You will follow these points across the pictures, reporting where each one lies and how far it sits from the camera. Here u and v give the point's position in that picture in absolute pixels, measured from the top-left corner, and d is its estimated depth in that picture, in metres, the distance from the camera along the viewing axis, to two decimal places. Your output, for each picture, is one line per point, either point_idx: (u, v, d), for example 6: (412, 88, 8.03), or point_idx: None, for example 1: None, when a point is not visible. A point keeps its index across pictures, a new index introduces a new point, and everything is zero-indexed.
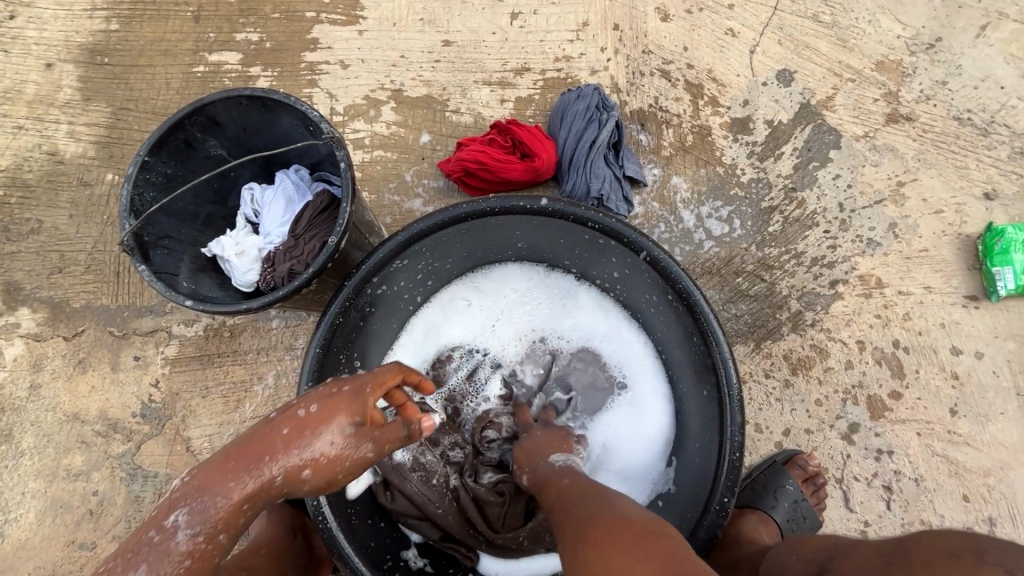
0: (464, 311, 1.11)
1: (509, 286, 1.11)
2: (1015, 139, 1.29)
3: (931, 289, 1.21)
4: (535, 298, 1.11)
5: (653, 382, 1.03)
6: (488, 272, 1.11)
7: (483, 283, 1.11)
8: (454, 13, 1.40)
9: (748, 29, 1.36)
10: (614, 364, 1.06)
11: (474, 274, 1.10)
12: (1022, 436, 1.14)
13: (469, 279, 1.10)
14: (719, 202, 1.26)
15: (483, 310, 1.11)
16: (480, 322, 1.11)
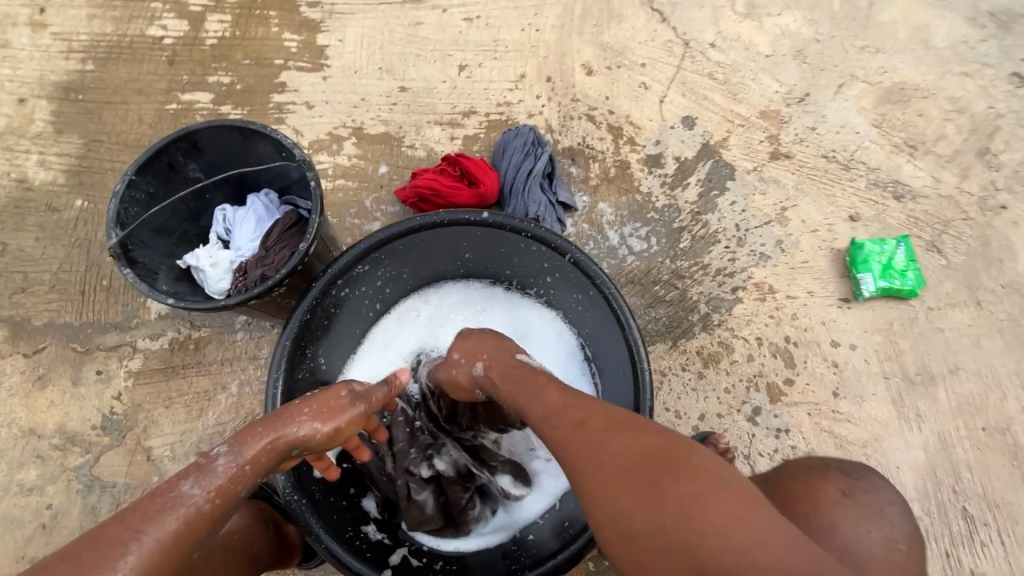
0: (416, 321, 1.24)
1: (456, 298, 1.26)
2: (871, 173, 1.59)
3: (812, 294, 1.46)
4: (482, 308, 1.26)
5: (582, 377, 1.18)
6: (439, 286, 1.26)
7: (433, 297, 1.26)
8: (409, 64, 1.61)
9: (657, 83, 1.63)
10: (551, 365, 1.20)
11: (427, 288, 1.25)
12: (891, 413, 1.37)
13: (421, 292, 1.25)
14: (638, 224, 1.49)
15: (433, 321, 1.24)
16: (431, 330, 1.24)
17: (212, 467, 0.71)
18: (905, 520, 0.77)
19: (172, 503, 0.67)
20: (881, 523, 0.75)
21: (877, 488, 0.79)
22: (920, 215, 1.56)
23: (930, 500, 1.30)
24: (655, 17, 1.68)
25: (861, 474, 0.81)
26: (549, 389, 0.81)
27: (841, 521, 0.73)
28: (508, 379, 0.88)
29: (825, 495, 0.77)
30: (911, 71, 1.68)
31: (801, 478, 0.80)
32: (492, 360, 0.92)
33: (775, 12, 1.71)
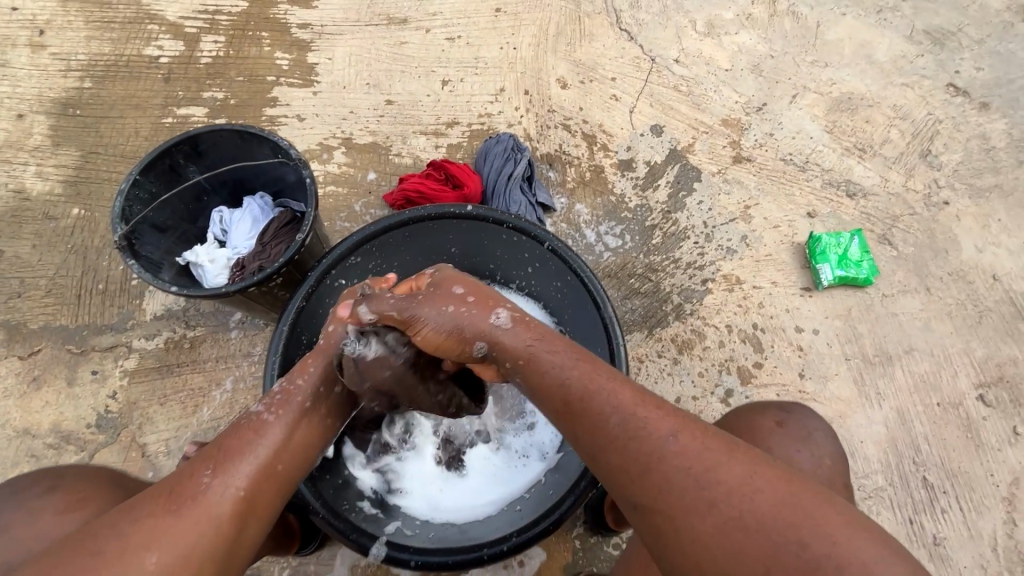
0: None
1: None
2: (825, 174, 1.72)
3: (776, 284, 1.56)
4: None
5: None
6: None
7: None
8: (395, 80, 1.71)
9: (627, 95, 1.75)
10: None
11: None
12: (853, 391, 1.47)
13: None
14: (613, 222, 1.59)
15: None
16: None
17: (277, 397, 0.87)
18: (833, 443, 0.97)
19: (253, 428, 0.82)
20: (810, 445, 0.95)
21: (810, 418, 0.99)
22: (872, 211, 1.69)
23: (893, 471, 1.40)
24: (623, 36, 1.82)
25: (796, 409, 1.01)
26: (624, 389, 0.78)
27: (774, 445, 0.93)
28: (551, 347, 0.83)
29: (762, 426, 0.97)
30: (857, 83, 1.84)
31: (744, 416, 1.00)
32: (515, 312, 0.88)
33: (732, 31, 1.87)
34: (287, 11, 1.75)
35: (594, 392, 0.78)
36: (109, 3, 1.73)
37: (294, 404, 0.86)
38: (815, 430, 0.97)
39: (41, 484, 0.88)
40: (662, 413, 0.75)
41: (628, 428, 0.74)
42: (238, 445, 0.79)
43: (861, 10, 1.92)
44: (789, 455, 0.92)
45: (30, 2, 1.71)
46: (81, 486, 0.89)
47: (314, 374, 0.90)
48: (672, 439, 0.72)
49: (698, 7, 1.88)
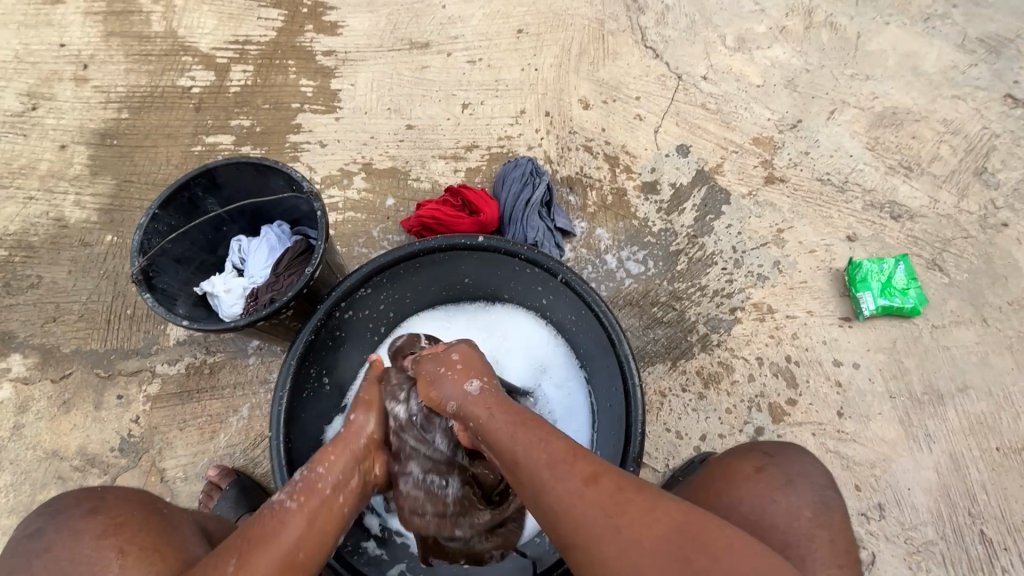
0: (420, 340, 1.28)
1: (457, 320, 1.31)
2: (867, 195, 1.61)
3: (812, 313, 1.46)
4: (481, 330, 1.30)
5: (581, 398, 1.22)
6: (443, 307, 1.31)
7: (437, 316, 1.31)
8: (415, 104, 1.71)
9: (652, 114, 1.69)
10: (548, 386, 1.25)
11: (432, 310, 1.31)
12: (899, 432, 1.36)
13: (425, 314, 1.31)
14: (635, 248, 1.53)
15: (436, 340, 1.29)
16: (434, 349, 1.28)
17: (299, 483, 0.82)
18: (815, 492, 0.87)
19: (275, 518, 0.78)
20: (789, 493, 0.86)
21: (793, 463, 0.91)
22: (919, 234, 1.56)
23: (945, 523, 1.28)
24: (648, 54, 1.76)
25: (781, 452, 0.93)
26: (553, 440, 0.79)
27: (745, 495, 0.86)
28: (498, 409, 0.84)
29: (738, 472, 0.89)
30: (903, 96, 1.73)
31: (723, 460, 0.93)
32: (488, 385, 0.89)
33: (765, 45, 1.79)
34: (313, 39, 1.78)
35: (524, 445, 0.78)
36: (147, 37, 1.80)
37: (318, 493, 0.82)
38: (798, 476, 0.88)
39: (81, 505, 0.84)
40: (581, 463, 0.76)
41: (549, 476, 0.75)
42: (260, 537, 0.75)
43: (906, 18, 1.81)
44: (762, 506, 0.85)
45: (76, 37, 1.80)
46: (119, 510, 0.84)
47: (341, 462, 0.86)
48: (580, 483, 0.73)
49: (729, 21, 1.81)
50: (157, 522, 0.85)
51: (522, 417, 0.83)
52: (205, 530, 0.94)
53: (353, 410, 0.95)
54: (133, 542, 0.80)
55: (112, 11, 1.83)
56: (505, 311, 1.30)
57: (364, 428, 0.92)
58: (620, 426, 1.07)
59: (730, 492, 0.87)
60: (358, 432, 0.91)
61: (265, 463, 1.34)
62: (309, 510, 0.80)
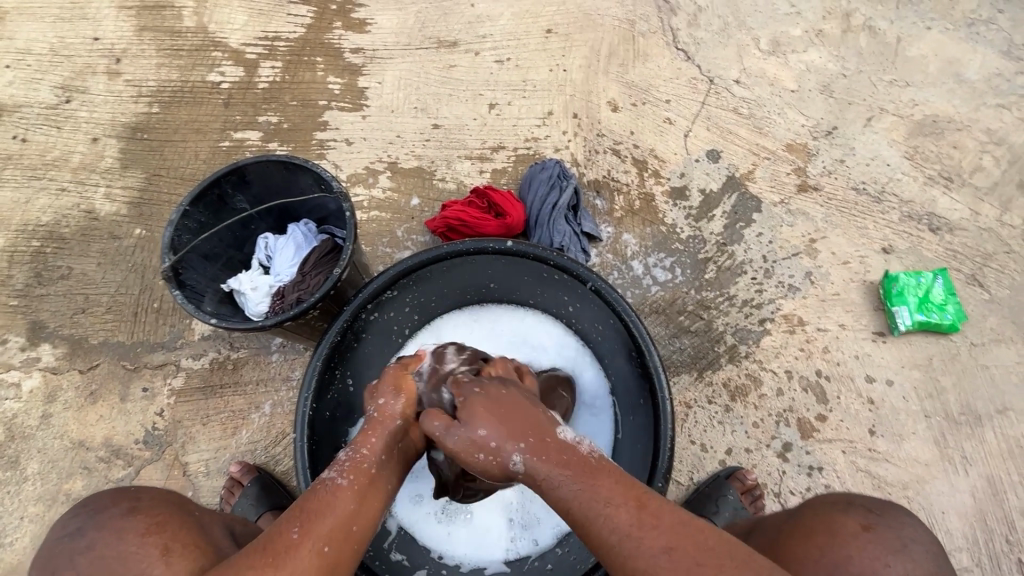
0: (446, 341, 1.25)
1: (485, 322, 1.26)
2: (904, 205, 1.56)
3: (845, 327, 1.42)
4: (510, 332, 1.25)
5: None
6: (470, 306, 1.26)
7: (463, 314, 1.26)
8: (442, 104, 1.70)
9: (682, 118, 1.66)
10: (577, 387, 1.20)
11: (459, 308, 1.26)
12: (933, 453, 1.32)
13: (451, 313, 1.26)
14: (663, 254, 1.50)
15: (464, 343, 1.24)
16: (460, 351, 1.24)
17: (346, 462, 0.79)
18: (931, 558, 0.81)
19: (326, 493, 0.76)
20: (903, 558, 0.80)
21: (904, 525, 0.84)
22: (959, 248, 1.51)
23: (981, 549, 1.25)
24: (679, 56, 1.73)
25: (888, 511, 0.87)
26: (615, 505, 0.71)
27: (855, 553, 0.80)
28: (550, 467, 0.75)
29: (845, 528, 0.84)
30: (944, 104, 1.67)
31: (827, 514, 0.87)
32: (529, 449, 0.76)
33: (800, 49, 1.74)
34: (341, 36, 1.77)
35: (586, 508, 0.71)
36: (179, 32, 1.81)
37: (367, 465, 0.79)
38: (910, 541, 0.82)
39: (119, 506, 0.82)
40: (654, 530, 0.68)
41: (620, 547, 0.68)
42: (318, 507, 0.74)
43: (949, 23, 1.74)
44: (874, 570, 0.78)
45: (109, 31, 1.82)
46: (157, 511, 0.83)
47: (382, 442, 0.82)
48: (657, 554, 0.67)
49: (763, 23, 1.77)
50: (194, 525, 0.84)
51: (581, 471, 0.74)
52: (236, 535, 0.94)
53: (378, 393, 0.87)
54: (176, 540, 0.79)
55: (144, 6, 1.85)
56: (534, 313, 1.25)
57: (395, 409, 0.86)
58: (648, 438, 1.05)
59: (836, 547, 0.82)
60: (389, 416, 0.85)
61: (286, 461, 1.35)
62: (360, 487, 0.77)
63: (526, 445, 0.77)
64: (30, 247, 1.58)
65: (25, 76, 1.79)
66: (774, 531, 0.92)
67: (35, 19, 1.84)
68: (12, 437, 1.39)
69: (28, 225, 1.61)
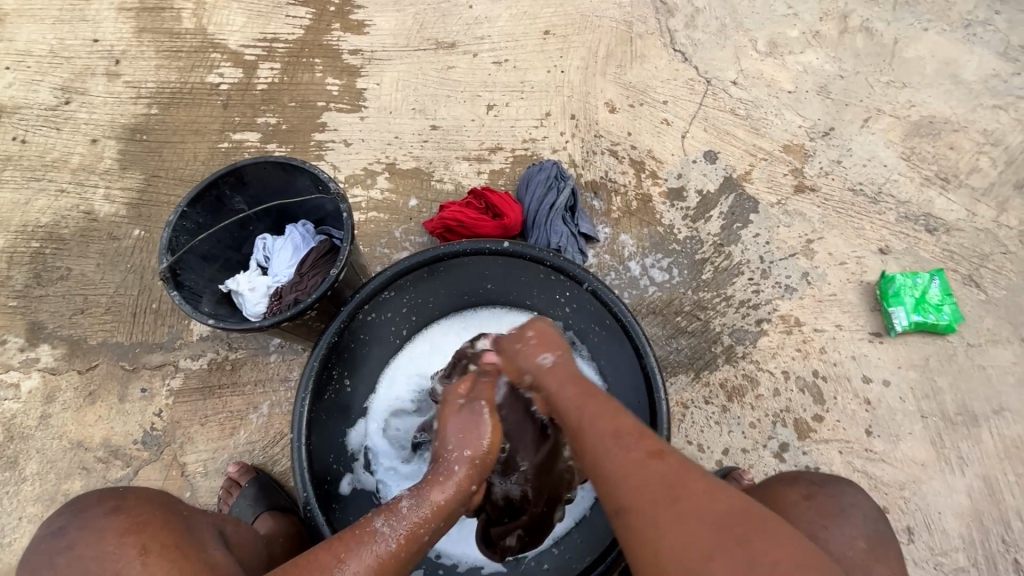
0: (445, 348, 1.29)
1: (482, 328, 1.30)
2: (901, 206, 1.57)
3: (842, 327, 1.43)
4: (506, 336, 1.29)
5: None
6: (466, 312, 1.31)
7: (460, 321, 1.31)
8: (440, 105, 1.70)
9: (679, 119, 1.66)
10: None
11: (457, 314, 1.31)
12: (930, 453, 1.32)
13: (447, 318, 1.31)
14: (660, 255, 1.50)
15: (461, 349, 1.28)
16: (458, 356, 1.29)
17: (399, 515, 0.77)
18: (868, 523, 0.85)
19: (365, 543, 0.75)
20: (842, 522, 0.84)
21: (843, 493, 0.89)
22: (955, 249, 1.51)
23: (977, 549, 1.25)
24: (677, 57, 1.73)
25: (830, 483, 0.91)
26: (621, 419, 0.80)
27: (792, 519, 0.84)
28: (569, 386, 0.87)
29: (785, 498, 0.89)
30: (941, 105, 1.67)
31: (770, 488, 0.92)
32: (560, 362, 0.91)
33: (798, 50, 1.74)
34: (340, 37, 1.78)
35: (593, 415, 0.81)
36: (178, 33, 1.82)
37: (413, 528, 0.77)
38: (848, 506, 0.86)
39: (104, 505, 0.83)
40: (645, 439, 0.77)
41: (610, 444, 0.77)
42: (353, 563, 0.73)
43: (946, 24, 1.75)
44: (812, 532, 0.82)
45: (109, 33, 1.83)
46: (140, 510, 0.83)
47: (442, 499, 0.80)
48: (640, 455, 0.74)
49: (760, 24, 1.77)
50: (177, 524, 0.84)
51: (597, 396, 0.85)
52: (224, 534, 0.94)
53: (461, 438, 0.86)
54: (155, 540, 0.79)
55: (144, 7, 1.85)
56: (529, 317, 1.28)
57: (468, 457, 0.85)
58: None
59: (777, 516, 0.86)
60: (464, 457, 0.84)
61: (284, 461, 1.35)
62: (399, 547, 0.76)
63: (560, 358, 0.92)
64: (29, 248, 1.59)
65: (24, 78, 1.79)
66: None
67: (35, 20, 1.85)
68: (10, 437, 1.39)
69: (27, 226, 1.61)
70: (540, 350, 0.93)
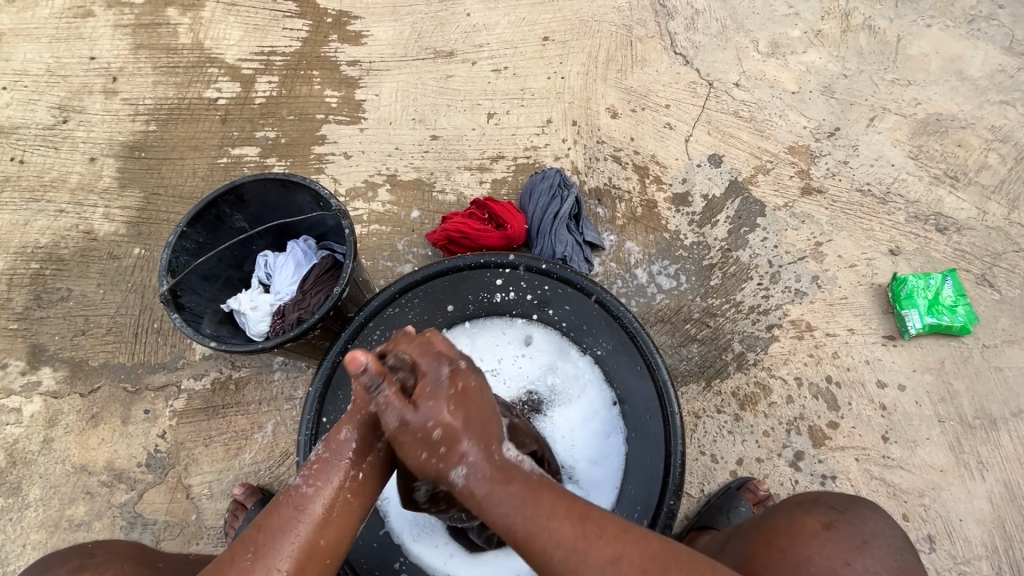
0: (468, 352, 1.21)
1: (512, 337, 1.22)
2: (910, 206, 1.54)
3: (854, 331, 1.40)
4: (534, 350, 1.21)
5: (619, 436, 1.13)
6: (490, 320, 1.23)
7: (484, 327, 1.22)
8: (440, 114, 1.69)
9: (683, 123, 1.64)
10: (591, 417, 1.16)
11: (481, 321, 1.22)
12: (949, 459, 1.29)
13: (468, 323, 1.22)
14: (666, 261, 1.48)
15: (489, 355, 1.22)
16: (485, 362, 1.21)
17: (315, 464, 0.71)
18: (891, 554, 0.82)
19: (292, 505, 0.69)
20: (863, 555, 0.82)
21: (865, 521, 0.86)
22: (967, 248, 1.49)
23: (1001, 557, 1.22)
24: (678, 61, 1.71)
25: (851, 509, 0.88)
26: (561, 523, 0.67)
27: (815, 552, 0.82)
28: (506, 491, 0.68)
29: (806, 528, 0.85)
30: (947, 102, 1.65)
31: (787, 514, 0.89)
32: (479, 466, 0.68)
33: (800, 50, 1.72)
34: (337, 49, 1.76)
35: (531, 532, 0.67)
36: (175, 49, 1.81)
37: (337, 472, 0.70)
38: (871, 537, 0.84)
39: (68, 563, 0.84)
40: (602, 541, 0.67)
41: (568, 562, 0.66)
42: (277, 526, 0.68)
43: (950, 20, 1.72)
44: (834, 567, 0.80)
45: (105, 50, 1.82)
46: (110, 566, 0.85)
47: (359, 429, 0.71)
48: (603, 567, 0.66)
49: (762, 25, 1.75)
50: None
51: (531, 491, 0.69)
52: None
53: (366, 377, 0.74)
54: None
55: (140, 24, 1.84)
56: (554, 334, 1.21)
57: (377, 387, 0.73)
58: (656, 453, 1.04)
59: (797, 548, 0.83)
60: (360, 408, 0.71)
61: (289, 481, 1.33)
62: (327, 494, 0.69)
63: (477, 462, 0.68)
64: (29, 269, 1.57)
65: (21, 98, 1.78)
66: (743, 532, 0.93)
67: (32, 40, 1.84)
68: (13, 462, 1.37)
69: (27, 247, 1.60)
70: (454, 453, 0.67)
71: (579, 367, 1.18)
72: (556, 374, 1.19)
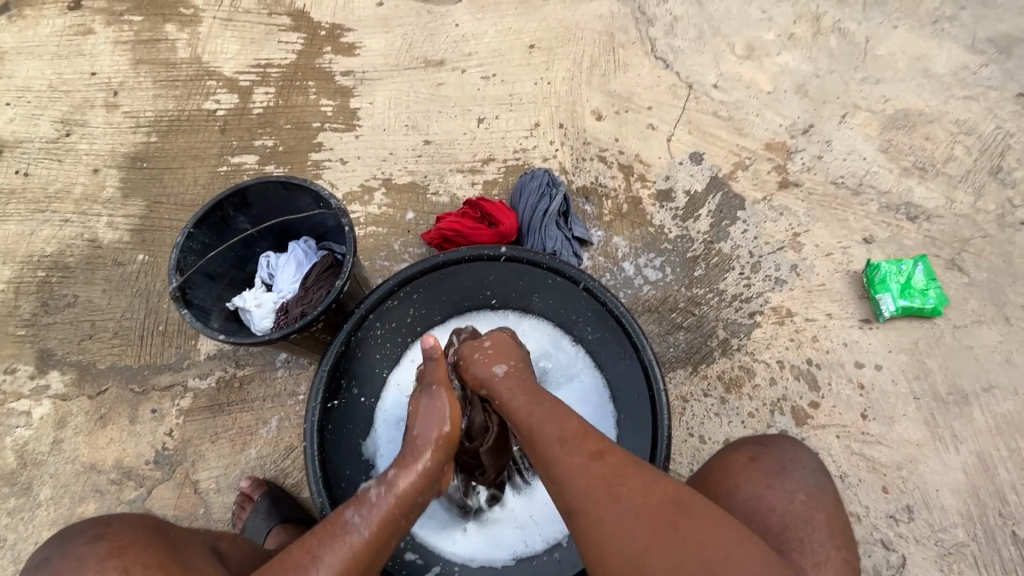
0: None
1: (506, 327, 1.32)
2: (881, 196, 1.62)
3: (832, 316, 1.47)
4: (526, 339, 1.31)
5: (607, 416, 1.21)
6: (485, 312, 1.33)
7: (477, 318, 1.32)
8: (432, 120, 1.76)
9: (664, 124, 1.72)
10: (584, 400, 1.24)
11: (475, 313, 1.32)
12: (925, 433, 1.36)
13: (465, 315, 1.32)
14: (652, 254, 1.55)
15: None
16: None
17: (370, 502, 0.81)
18: (809, 478, 0.90)
19: (342, 533, 0.77)
20: (782, 479, 0.89)
21: (785, 452, 0.94)
22: (937, 235, 1.57)
23: (976, 524, 1.28)
24: (659, 64, 1.79)
25: (774, 443, 0.97)
26: (562, 417, 0.85)
27: (741, 482, 0.89)
28: (522, 391, 0.93)
29: (734, 463, 0.93)
30: (914, 99, 1.74)
31: (719, 456, 0.96)
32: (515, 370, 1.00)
33: (774, 52, 1.81)
34: (331, 60, 1.84)
35: (538, 424, 0.86)
36: (173, 63, 1.87)
37: (388, 510, 0.81)
38: (790, 463, 0.92)
39: (85, 533, 0.81)
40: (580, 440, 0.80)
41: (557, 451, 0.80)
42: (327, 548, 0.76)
43: (915, 21, 1.82)
44: (757, 492, 0.88)
45: (106, 66, 1.88)
46: (123, 534, 0.81)
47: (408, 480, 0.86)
48: (578, 456, 0.78)
49: (737, 30, 1.84)
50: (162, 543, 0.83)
51: (543, 397, 0.91)
52: (219, 550, 0.93)
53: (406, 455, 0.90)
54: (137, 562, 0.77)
55: (139, 40, 1.91)
56: (545, 326, 1.30)
57: (410, 465, 0.88)
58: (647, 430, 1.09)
59: (728, 482, 0.91)
60: (407, 464, 0.88)
61: (295, 474, 1.38)
62: (380, 527, 0.79)
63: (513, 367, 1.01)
64: (35, 277, 1.62)
65: (25, 113, 1.84)
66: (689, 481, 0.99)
67: (34, 57, 1.90)
68: (23, 464, 1.41)
69: (33, 256, 1.65)
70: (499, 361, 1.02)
71: (570, 354, 1.28)
72: (548, 359, 1.28)
